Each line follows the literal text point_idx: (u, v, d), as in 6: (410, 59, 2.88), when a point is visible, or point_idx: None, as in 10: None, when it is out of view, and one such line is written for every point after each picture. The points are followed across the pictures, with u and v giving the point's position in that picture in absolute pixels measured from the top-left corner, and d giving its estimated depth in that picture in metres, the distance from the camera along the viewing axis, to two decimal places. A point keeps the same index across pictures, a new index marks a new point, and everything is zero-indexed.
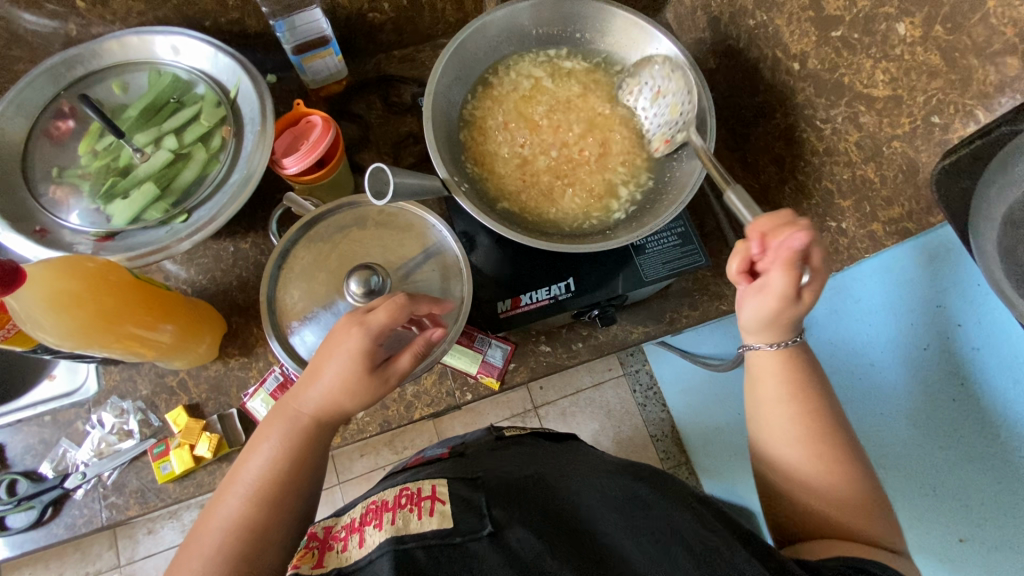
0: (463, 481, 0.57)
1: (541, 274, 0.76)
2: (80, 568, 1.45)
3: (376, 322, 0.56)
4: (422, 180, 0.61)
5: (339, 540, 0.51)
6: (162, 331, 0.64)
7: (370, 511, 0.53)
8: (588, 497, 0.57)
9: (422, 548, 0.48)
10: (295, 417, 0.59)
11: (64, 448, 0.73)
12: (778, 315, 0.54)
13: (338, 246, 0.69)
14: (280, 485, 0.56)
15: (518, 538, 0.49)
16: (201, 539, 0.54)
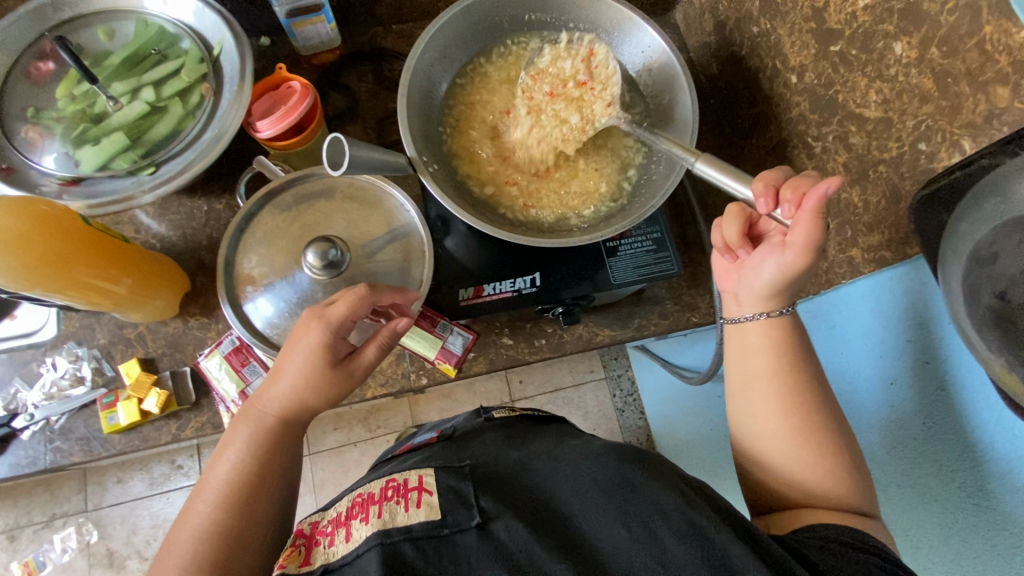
0: (452, 467, 0.57)
1: (508, 265, 0.74)
2: (47, 509, 1.47)
3: (336, 313, 0.57)
4: (378, 154, 0.58)
5: (325, 535, 0.51)
6: (118, 284, 0.65)
7: (357, 505, 0.53)
8: (569, 472, 0.56)
9: (409, 541, 0.47)
10: (260, 420, 0.58)
11: (15, 388, 0.73)
12: (791, 272, 0.54)
13: (302, 215, 0.68)
14: (249, 486, 0.55)
15: (505, 530, 0.48)
16: (172, 552, 0.51)
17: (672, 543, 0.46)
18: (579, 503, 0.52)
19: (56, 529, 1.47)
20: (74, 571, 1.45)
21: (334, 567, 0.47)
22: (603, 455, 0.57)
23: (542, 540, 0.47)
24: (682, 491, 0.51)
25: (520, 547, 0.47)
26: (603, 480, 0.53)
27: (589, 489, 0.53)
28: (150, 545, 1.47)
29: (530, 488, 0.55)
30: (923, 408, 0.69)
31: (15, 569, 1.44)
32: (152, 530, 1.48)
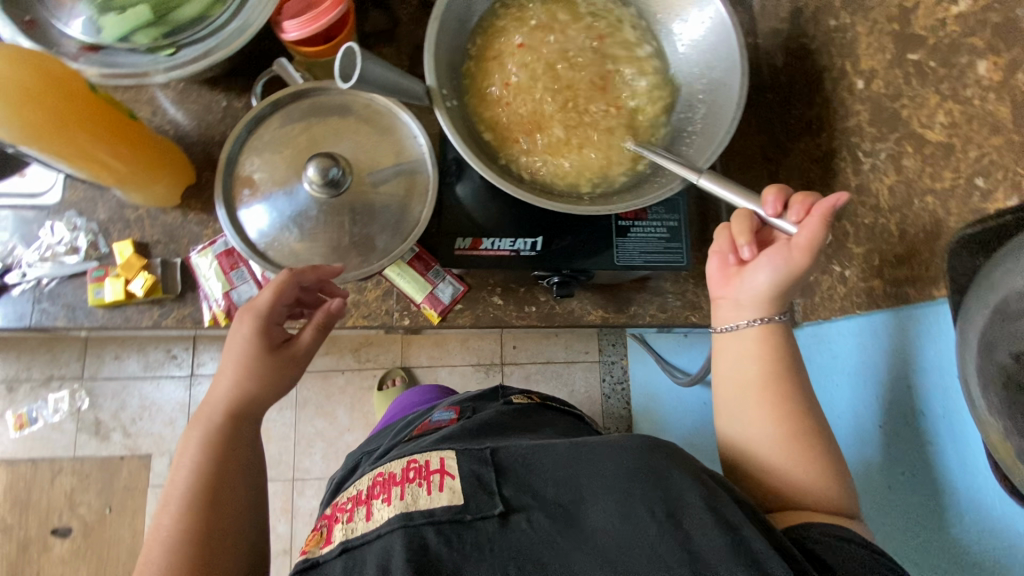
0: (474, 448, 0.60)
1: (512, 223, 0.71)
2: (48, 369, 1.55)
3: (262, 303, 0.58)
4: (395, 76, 0.55)
5: (346, 511, 0.57)
6: (114, 162, 0.64)
7: (379, 485, 0.58)
8: (596, 454, 0.57)
9: (432, 526, 0.52)
10: (212, 420, 0.59)
11: (13, 245, 0.74)
12: (792, 272, 0.57)
13: (311, 128, 0.66)
14: (211, 484, 0.56)
15: (526, 521, 0.53)
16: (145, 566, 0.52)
17: (697, 534, 0.50)
18: (600, 496, 0.54)
19: (52, 389, 1.55)
20: (63, 431, 1.53)
21: (353, 545, 0.53)
22: (621, 440, 0.59)
23: (566, 534, 0.52)
24: (703, 480, 0.55)
25: (541, 540, 0.51)
26: (629, 466, 0.56)
27: (613, 476, 0.55)
28: (134, 423, 1.54)
29: (555, 469, 0.57)
30: (893, 453, 0.68)
31: (9, 418, 1.53)
32: (139, 410, 1.55)
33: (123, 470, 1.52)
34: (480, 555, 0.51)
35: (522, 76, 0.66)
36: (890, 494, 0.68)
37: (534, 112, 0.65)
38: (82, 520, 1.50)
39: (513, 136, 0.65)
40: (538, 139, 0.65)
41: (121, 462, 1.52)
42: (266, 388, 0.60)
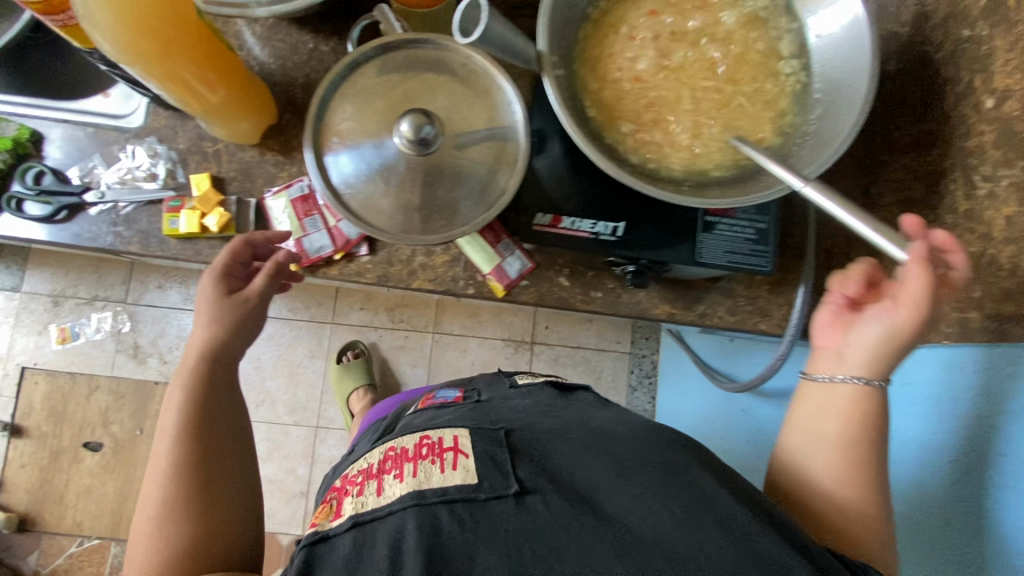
0: (487, 429, 0.63)
1: (597, 203, 0.67)
2: (93, 288, 1.59)
3: (218, 262, 0.65)
4: (514, 39, 0.56)
5: (356, 486, 0.60)
6: (210, 95, 0.64)
7: (389, 460, 0.61)
8: (613, 446, 0.61)
9: (445, 503, 0.54)
10: (188, 368, 0.64)
11: (94, 164, 0.74)
12: (903, 328, 0.56)
13: (406, 82, 0.63)
14: (197, 431, 0.62)
15: (541, 502, 0.54)
16: (145, 510, 0.59)
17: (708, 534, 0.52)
18: (614, 484, 0.57)
19: (96, 309, 1.59)
20: (103, 350, 1.58)
21: (363, 520, 0.54)
22: (642, 432, 0.63)
23: (582, 519, 0.53)
24: (722, 482, 0.57)
25: (556, 521, 0.53)
26: (640, 457, 0.59)
27: (628, 465, 0.58)
28: (171, 352, 1.58)
29: (571, 455, 0.60)
30: (960, 494, 0.66)
31: (53, 331, 1.58)
32: (177, 340, 1.59)
33: (156, 395, 1.57)
34: (493, 535, 0.52)
35: (630, 52, 0.63)
36: (945, 536, 0.68)
37: (641, 92, 0.62)
38: (113, 437, 1.55)
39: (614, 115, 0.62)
40: (641, 122, 0.62)
41: (155, 388, 1.57)
42: (232, 335, 0.65)
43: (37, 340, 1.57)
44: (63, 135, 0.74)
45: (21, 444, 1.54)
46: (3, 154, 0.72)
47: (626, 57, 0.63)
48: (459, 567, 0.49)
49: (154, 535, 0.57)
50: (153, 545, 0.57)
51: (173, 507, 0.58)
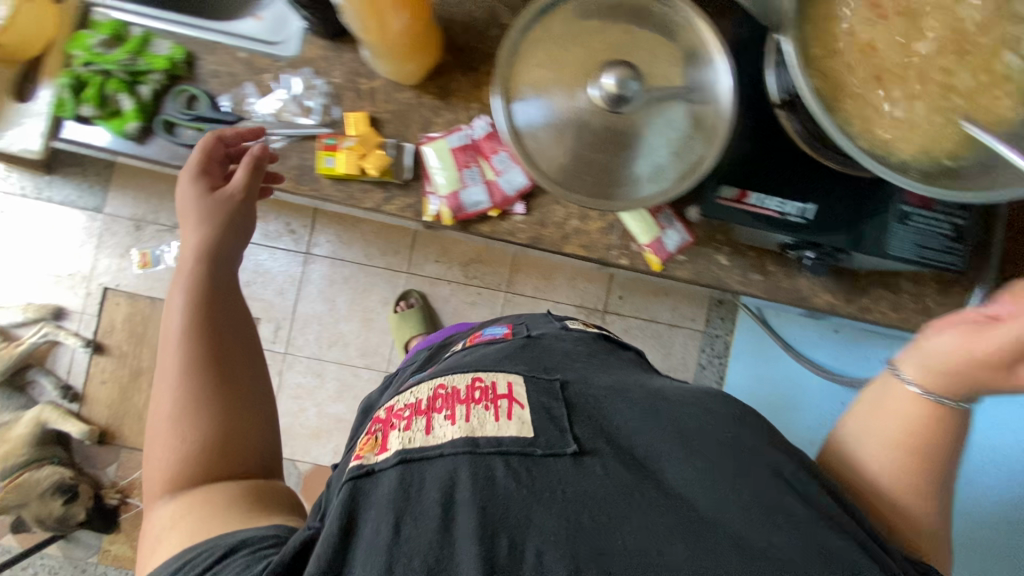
0: (541, 378, 0.56)
1: (787, 181, 0.63)
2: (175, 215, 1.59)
3: (194, 158, 0.61)
4: None
5: (402, 419, 0.51)
6: (394, 19, 0.59)
7: (439, 398, 0.52)
8: (681, 412, 0.52)
9: (501, 457, 0.46)
10: (195, 279, 0.58)
11: (246, 92, 0.70)
12: None
13: (605, 31, 0.58)
14: (204, 331, 0.55)
15: (600, 466, 0.47)
16: (156, 420, 0.53)
17: (780, 531, 0.43)
18: (676, 450, 0.48)
19: (176, 237, 1.60)
20: None
21: (412, 457, 0.46)
22: (704, 402, 0.54)
23: (642, 489, 0.45)
24: (794, 457, 0.48)
25: (614, 488, 0.45)
26: (703, 433, 0.50)
27: (698, 433, 0.50)
28: (247, 286, 1.59)
29: (632, 417, 0.52)
30: None
31: (135, 255, 1.59)
32: (253, 275, 1.59)
33: None
34: (555, 495, 0.44)
35: (859, 17, 0.57)
36: None
37: (865, 61, 0.57)
38: None
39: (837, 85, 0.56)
40: (865, 97, 0.57)
41: None
42: (223, 237, 0.60)
43: (119, 262, 1.59)
44: (215, 58, 0.70)
45: (102, 361, 1.58)
46: (157, 74, 0.68)
47: (854, 23, 0.57)
48: (514, 527, 0.42)
49: (167, 443, 0.51)
50: (166, 455, 0.51)
51: (187, 424, 0.51)
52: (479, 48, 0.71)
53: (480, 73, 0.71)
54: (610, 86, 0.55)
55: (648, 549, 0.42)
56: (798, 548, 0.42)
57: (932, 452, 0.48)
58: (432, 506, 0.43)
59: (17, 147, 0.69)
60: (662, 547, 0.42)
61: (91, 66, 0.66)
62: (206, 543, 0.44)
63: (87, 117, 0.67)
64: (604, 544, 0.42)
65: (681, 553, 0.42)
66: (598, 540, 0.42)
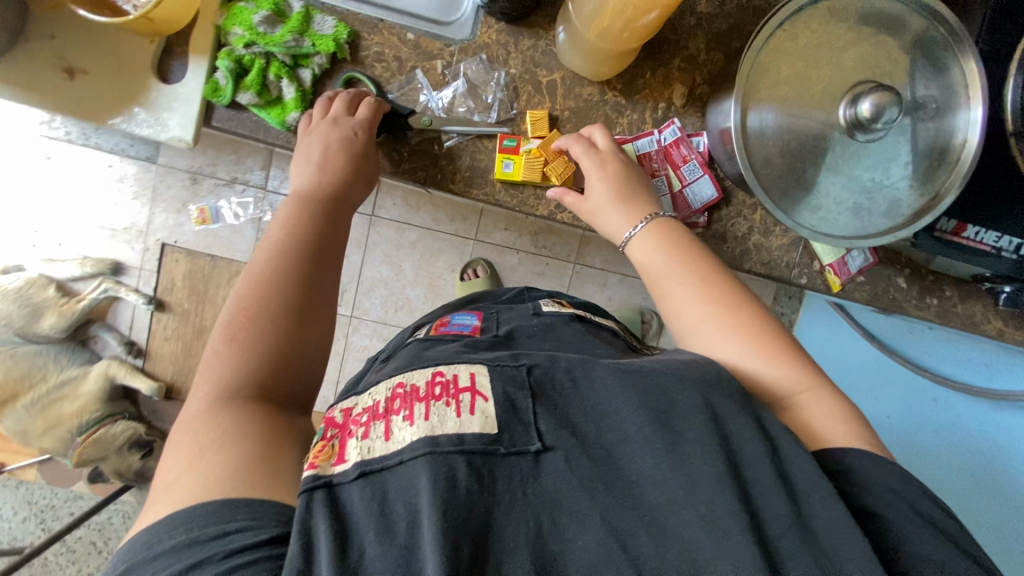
0: (507, 365, 0.45)
1: (1010, 211, 0.60)
2: (231, 170, 1.47)
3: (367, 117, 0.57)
4: None
5: (360, 425, 0.39)
6: (644, 18, 0.49)
7: (398, 399, 0.41)
8: (655, 384, 0.42)
9: (461, 457, 0.36)
10: (313, 201, 0.53)
11: (417, 81, 0.63)
12: None
13: (858, 44, 0.53)
14: (305, 256, 0.50)
15: (563, 461, 0.38)
16: (225, 353, 0.43)
17: (762, 499, 0.38)
18: (647, 433, 0.40)
19: (236, 193, 1.49)
20: (241, 235, 1.49)
21: (373, 468, 0.36)
22: (677, 369, 0.44)
23: (608, 484, 0.38)
24: (767, 430, 0.41)
25: (580, 485, 0.37)
26: (679, 404, 0.41)
27: (680, 412, 0.41)
28: None
29: (601, 393, 0.42)
30: None
31: (192, 210, 1.47)
32: None
33: None
34: (521, 495, 0.36)
35: None
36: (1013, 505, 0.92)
37: None
38: None
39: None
40: None
41: None
42: (350, 182, 0.56)
43: (176, 218, 1.47)
44: (379, 39, 0.62)
45: (164, 319, 1.50)
46: (321, 58, 0.60)
47: None
48: (475, 534, 0.34)
49: (231, 353, 0.43)
50: (224, 367, 0.42)
51: (254, 330, 0.44)
52: (670, 39, 0.64)
53: (670, 68, 0.64)
54: (864, 113, 0.50)
55: (611, 548, 0.35)
56: (788, 513, 0.37)
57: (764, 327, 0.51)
58: (398, 522, 0.33)
59: (163, 135, 0.61)
60: (629, 543, 0.36)
61: (252, 47, 0.59)
62: (252, 513, 0.34)
63: (245, 104, 0.60)
64: (566, 549, 0.35)
65: (649, 548, 0.36)
66: (559, 543, 0.35)
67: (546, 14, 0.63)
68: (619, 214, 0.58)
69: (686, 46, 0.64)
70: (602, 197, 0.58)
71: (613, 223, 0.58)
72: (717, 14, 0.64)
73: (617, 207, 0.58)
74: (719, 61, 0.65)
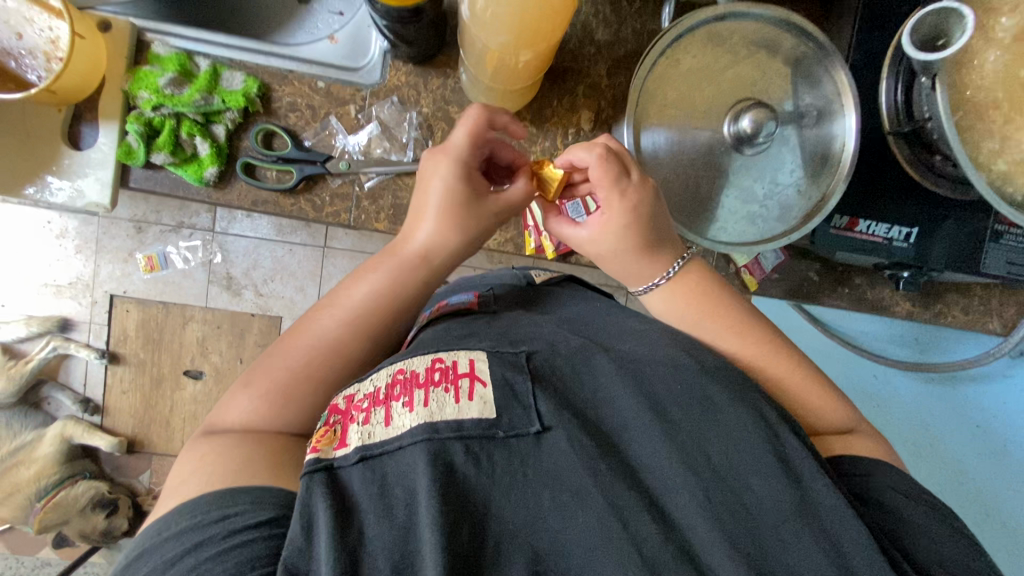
0: (507, 351, 0.42)
1: (891, 206, 0.65)
2: (176, 216, 1.40)
3: (460, 146, 0.51)
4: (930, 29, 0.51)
5: (361, 411, 0.37)
6: (522, 65, 0.51)
7: (398, 384, 0.39)
8: (650, 374, 0.42)
9: (461, 443, 0.35)
10: (406, 263, 0.51)
11: (331, 127, 0.65)
12: None
13: (736, 64, 0.57)
14: (377, 318, 0.49)
15: (567, 441, 0.37)
16: (262, 381, 0.45)
17: (758, 485, 0.38)
18: (645, 420, 0.39)
19: (183, 237, 1.42)
20: (194, 280, 1.43)
21: (374, 453, 0.34)
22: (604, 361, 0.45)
23: (609, 463, 0.37)
24: (764, 417, 0.41)
25: (583, 465, 0.36)
26: (674, 392, 0.41)
27: (673, 399, 0.41)
28: (267, 283, 1.45)
29: (599, 378, 0.42)
30: None
31: (138, 259, 1.41)
32: (272, 272, 1.45)
33: (253, 327, 1.45)
34: (521, 477, 0.35)
35: (999, 31, 0.54)
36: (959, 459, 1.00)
37: (1010, 88, 0.54)
38: (213, 366, 1.45)
39: (989, 128, 0.54)
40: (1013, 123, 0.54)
41: (251, 321, 1.45)
42: (453, 237, 0.52)
43: (123, 268, 1.41)
44: (290, 90, 0.64)
45: (119, 371, 1.44)
46: (232, 113, 0.62)
47: (999, 42, 0.54)
48: (476, 518, 0.34)
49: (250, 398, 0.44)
50: (245, 404, 0.44)
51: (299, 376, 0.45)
52: (573, 68, 0.67)
53: (575, 95, 0.68)
54: (746, 128, 0.54)
55: (612, 527, 0.35)
56: (786, 499, 0.38)
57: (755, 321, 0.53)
58: (396, 506, 0.33)
59: (81, 202, 0.61)
60: (630, 522, 0.35)
61: (159, 109, 0.60)
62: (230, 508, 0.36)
63: (160, 164, 0.61)
64: (567, 529, 0.35)
65: (648, 528, 0.35)
66: (559, 524, 0.35)
67: (451, 53, 0.65)
68: (644, 262, 0.53)
69: (588, 72, 0.68)
70: (613, 242, 0.53)
71: (625, 265, 0.54)
72: (615, 40, 0.68)
73: (621, 257, 0.53)
74: (621, 84, 0.68)
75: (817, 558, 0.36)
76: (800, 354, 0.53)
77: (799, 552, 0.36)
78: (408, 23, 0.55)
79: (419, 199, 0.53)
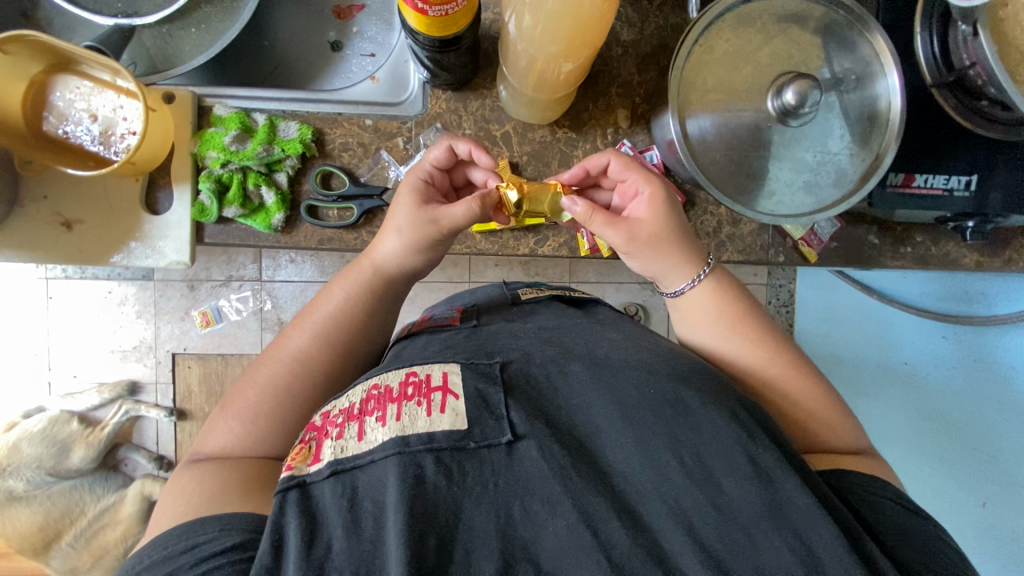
0: (482, 361, 0.44)
1: (945, 158, 0.64)
2: (225, 270, 1.46)
3: (418, 169, 0.59)
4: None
5: (335, 426, 0.39)
6: (565, 77, 0.54)
7: (372, 399, 0.40)
8: (622, 381, 0.41)
9: (431, 455, 0.36)
10: (368, 271, 0.56)
11: (383, 160, 0.68)
12: None
13: (772, 40, 0.58)
14: (342, 329, 0.54)
15: (537, 450, 0.37)
16: (240, 393, 0.50)
17: (729, 485, 0.37)
18: (618, 428, 0.39)
19: (233, 290, 1.47)
20: (248, 329, 1.48)
21: (345, 467, 0.36)
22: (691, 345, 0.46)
23: (580, 470, 0.37)
24: (739, 417, 0.40)
25: (554, 475, 0.36)
26: (644, 396, 0.40)
27: (644, 403, 0.40)
28: None
29: (577, 386, 0.42)
30: None
31: (194, 316, 1.46)
32: None
33: None
34: (492, 486, 0.36)
35: None
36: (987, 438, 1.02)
37: None
38: None
39: None
40: None
41: None
42: (402, 250, 0.55)
43: (181, 326, 1.46)
44: (341, 131, 0.67)
45: (186, 426, 1.48)
46: (292, 160, 0.66)
47: None
48: (444, 524, 0.34)
49: (232, 418, 0.49)
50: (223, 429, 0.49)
51: (285, 387, 0.50)
52: (604, 71, 0.69)
53: (610, 96, 0.69)
54: (790, 102, 0.54)
55: (581, 533, 0.34)
56: (757, 500, 0.36)
57: (772, 333, 0.53)
58: (366, 519, 0.34)
59: (163, 261, 0.66)
60: (601, 528, 0.35)
61: (228, 165, 0.64)
62: (221, 525, 0.38)
63: (231, 217, 0.65)
64: (538, 537, 0.34)
65: (620, 534, 0.35)
66: (530, 531, 0.35)
67: (486, 76, 0.68)
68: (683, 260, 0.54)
69: (619, 73, 0.69)
70: (657, 222, 0.53)
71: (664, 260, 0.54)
72: (641, 38, 0.70)
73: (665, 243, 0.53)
74: (652, 79, 0.70)
75: (788, 560, 0.34)
76: (794, 357, 0.52)
77: (770, 553, 0.35)
78: (445, 51, 0.58)
79: (389, 216, 0.58)
